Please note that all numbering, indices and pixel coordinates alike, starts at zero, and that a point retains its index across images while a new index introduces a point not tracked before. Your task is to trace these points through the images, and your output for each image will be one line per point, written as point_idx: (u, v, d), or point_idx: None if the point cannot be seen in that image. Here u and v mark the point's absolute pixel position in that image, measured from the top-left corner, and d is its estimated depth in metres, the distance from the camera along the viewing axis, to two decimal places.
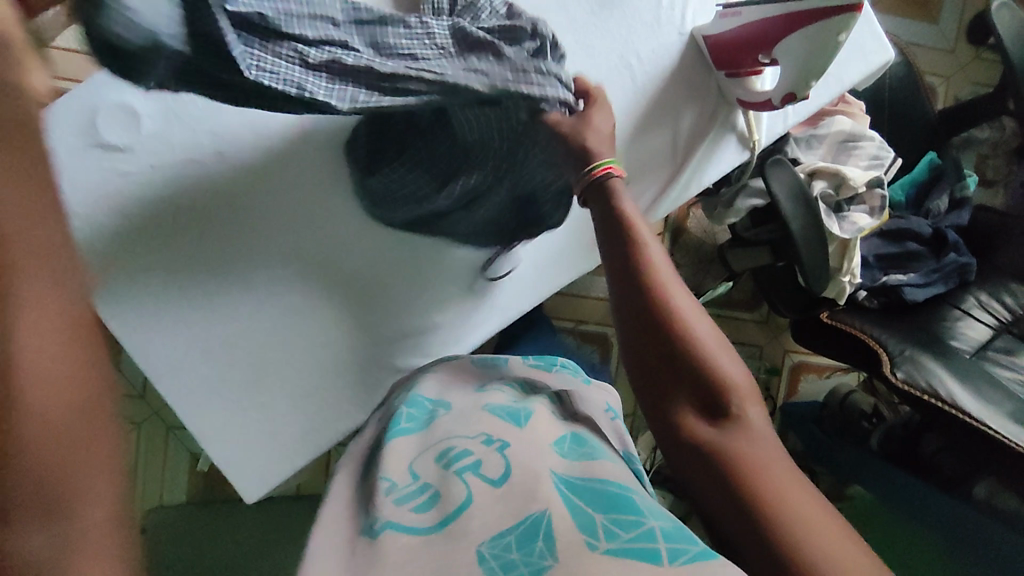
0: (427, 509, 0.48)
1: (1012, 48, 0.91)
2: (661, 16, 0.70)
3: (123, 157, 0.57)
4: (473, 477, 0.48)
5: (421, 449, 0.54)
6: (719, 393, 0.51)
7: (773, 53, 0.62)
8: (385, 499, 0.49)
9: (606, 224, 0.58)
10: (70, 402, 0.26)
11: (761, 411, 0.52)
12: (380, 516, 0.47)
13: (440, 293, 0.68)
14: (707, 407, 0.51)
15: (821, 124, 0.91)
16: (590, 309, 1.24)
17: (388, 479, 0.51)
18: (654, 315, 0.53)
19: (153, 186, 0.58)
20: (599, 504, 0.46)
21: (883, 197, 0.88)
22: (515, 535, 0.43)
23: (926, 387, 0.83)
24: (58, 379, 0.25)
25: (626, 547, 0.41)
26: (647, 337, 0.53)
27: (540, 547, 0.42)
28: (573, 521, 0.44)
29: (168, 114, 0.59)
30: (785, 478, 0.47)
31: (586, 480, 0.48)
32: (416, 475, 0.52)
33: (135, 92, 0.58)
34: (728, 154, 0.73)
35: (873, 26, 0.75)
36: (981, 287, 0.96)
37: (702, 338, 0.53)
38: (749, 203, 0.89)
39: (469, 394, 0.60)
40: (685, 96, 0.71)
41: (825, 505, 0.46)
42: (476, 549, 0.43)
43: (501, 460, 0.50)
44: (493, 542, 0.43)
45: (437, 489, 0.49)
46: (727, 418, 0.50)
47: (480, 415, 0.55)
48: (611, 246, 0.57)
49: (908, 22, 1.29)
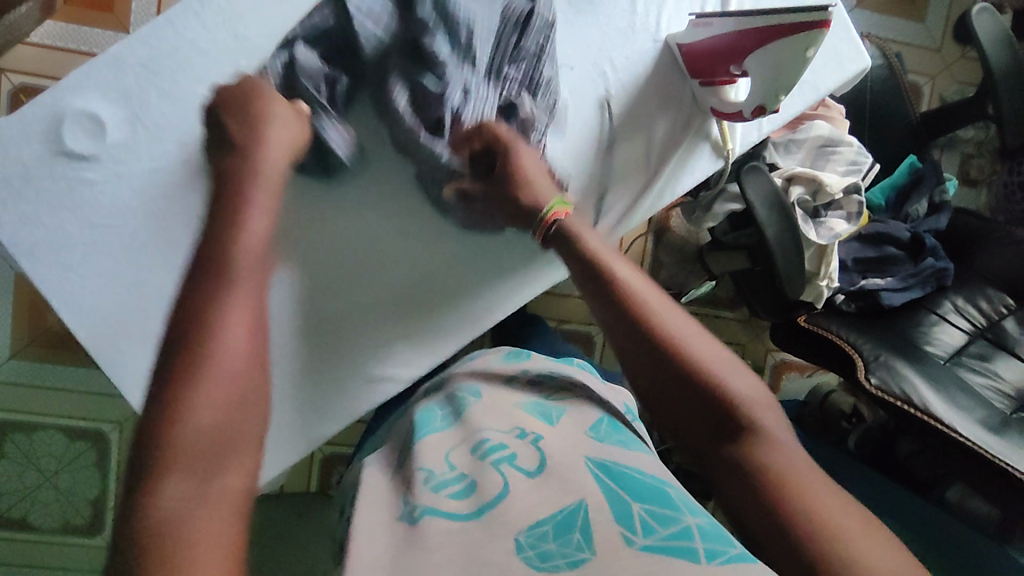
0: (466, 495, 0.48)
1: (991, 53, 0.91)
2: (635, 23, 0.71)
3: (88, 166, 0.63)
4: (509, 468, 0.49)
5: (457, 440, 0.54)
6: (729, 408, 0.49)
7: (745, 64, 0.63)
8: (423, 488, 0.49)
9: (583, 266, 0.58)
10: (223, 414, 0.41)
11: (777, 418, 0.50)
12: (418, 503, 0.47)
13: (412, 303, 0.70)
14: (721, 424, 0.49)
15: (800, 128, 0.91)
16: (573, 308, 1.24)
17: (427, 468, 0.51)
18: (645, 338, 0.52)
19: (113, 194, 0.64)
20: (635, 496, 0.46)
21: (860, 203, 0.88)
22: (553, 525, 0.44)
23: (900, 393, 0.83)
24: (228, 390, 0.42)
25: (664, 542, 0.42)
26: (643, 366, 0.52)
27: (576, 538, 0.43)
28: (610, 513, 0.45)
29: (132, 123, 0.64)
30: (814, 483, 0.46)
31: (626, 469, 0.50)
32: (453, 464, 0.52)
33: (98, 99, 0.63)
34: (701, 163, 0.74)
35: (849, 33, 0.74)
36: (957, 292, 0.96)
37: (699, 354, 0.51)
38: (727, 208, 0.92)
39: (498, 386, 0.61)
40: (658, 106, 0.72)
41: (857, 509, 0.45)
42: (514, 537, 0.43)
43: (536, 452, 0.51)
44: (532, 531, 0.44)
45: (474, 476, 0.49)
46: (744, 431, 0.49)
47: (512, 412, 0.57)
48: (589, 280, 0.57)
49: (895, 21, 1.29)
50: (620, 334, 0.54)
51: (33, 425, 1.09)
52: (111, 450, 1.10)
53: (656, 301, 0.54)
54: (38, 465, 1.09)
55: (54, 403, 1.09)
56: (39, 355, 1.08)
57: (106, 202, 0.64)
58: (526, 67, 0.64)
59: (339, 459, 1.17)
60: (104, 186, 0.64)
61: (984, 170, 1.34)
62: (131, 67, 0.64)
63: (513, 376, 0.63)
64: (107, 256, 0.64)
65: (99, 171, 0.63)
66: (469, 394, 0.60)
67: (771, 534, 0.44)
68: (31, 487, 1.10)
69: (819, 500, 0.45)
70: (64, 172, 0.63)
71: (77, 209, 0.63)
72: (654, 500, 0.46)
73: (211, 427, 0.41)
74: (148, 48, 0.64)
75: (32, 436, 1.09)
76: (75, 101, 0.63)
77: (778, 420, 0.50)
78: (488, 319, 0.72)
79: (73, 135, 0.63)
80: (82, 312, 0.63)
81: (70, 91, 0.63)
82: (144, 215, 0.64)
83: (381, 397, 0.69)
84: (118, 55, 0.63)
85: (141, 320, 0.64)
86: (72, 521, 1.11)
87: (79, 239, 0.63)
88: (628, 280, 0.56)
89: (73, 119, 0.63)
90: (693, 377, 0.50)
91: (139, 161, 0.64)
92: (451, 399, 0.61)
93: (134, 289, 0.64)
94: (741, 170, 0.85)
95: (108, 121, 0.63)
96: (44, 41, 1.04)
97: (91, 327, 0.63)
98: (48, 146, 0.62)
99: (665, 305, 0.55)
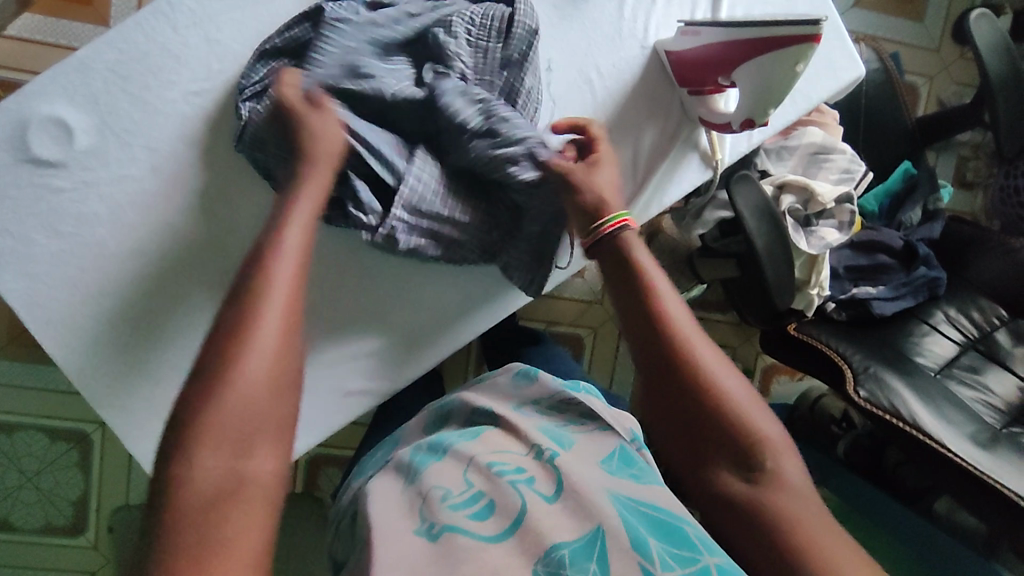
0: (488, 516, 0.46)
1: (988, 60, 0.89)
2: (622, 29, 0.69)
3: (56, 173, 0.61)
4: (529, 490, 0.48)
5: (473, 456, 0.52)
6: (751, 448, 0.48)
7: (733, 74, 0.61)
8: (440, 506, 0.47)
9: (617, 284, 0.56)
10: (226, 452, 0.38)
11: (796, 462, 0.48)
12: (437, 520, 0.46)
13: (393, 316, 0.68)
14: (741, 463, 0.48)
15: (793, 135, 0.90)
16: (563, 310, 1.22)
17: (442, 486, 0.49)
18: (675, 366, 0.51)
19: (82, 202, 0.62)
20: (652, 529, 0.45)
21: (852, 212, 0.87)
22: (571, 550, 0.43)
23: (889, 407, 0.82)
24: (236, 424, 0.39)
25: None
26: (671, 395, 0.50)
27: (593, 569, 0.42)
28: (627, 538, 0.44)
29: (101, 128, 0.62)
30: (823, 523, 0.45)
31: (636, 504, 0.47)
32: (471, 482, 0.50)
33: (66, 104, 0.61)
34: (690, 173, 0.72)
35: (843, 40, 0.72)
36: (949, 301, 0.95)
37: (727, 390, 0.50)
38: (717, 215, 0.90)
39: (508, 408, 0.60)
40: (645, 114, 0.70)
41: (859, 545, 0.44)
42: (532, 568, 0.43)
43: (553, 474, 0.49)
44: (549, 558, 0.43)
45: (493, 495, 0.48)
46: (763, 474, 0.47)
47: (525, 430, 0.55)
48: (620, 300, 0.55)
49: (892, 20, 1.26)
50: (652, 355, 0.52)
51: (14, 425, 1.07)
52: (94, 451, 1.09)
53: (691, 328, 0.52)
54: (20, 466, 1.08)
55: (34, 404, 1.07)
56: (18, 355, 1.07)
57: (74, 210, 0.62)
58: (506, 75, 0.63)
59: (325, 461, 1.15)
60: (73, 194, 0.62)
61: (980, 173, 1.32)
62: (99, 72, 0.61)
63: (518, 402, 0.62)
64: (77, 266, 0.62)
65: (67, 178, 0.61)
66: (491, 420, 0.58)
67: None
68: (12, 488, 1.08)
69: (826, 548, 0.43)
70: (30, 180, 0.61)
71: (44, 217, 0.61)
72: (672, 537, 0.44)
73: (247, 413, 0.39)
74: (116, 52, 0.62)
75: (12, 437, 1.07)
76: (41, 107, 0.61)
77: (797, 464, 0.48)
78: (470, 331, 0.71)
79: (39, 141, 0.61)
80: (52, 323, 0.62)
81: (35, 96, 0.61)
82: (114, 224, 0.62)
83: (358, 410, 0.68)
84: (85, 59, 0.61)
85: (112, 332, 0.63)
86: (54, 521, 1.10)
87: (46, 248, 0.61)
88: (667, 300, 0.54)
89: (40, 125, 0.61)
90: (719, 414, 0.49)
91: (108, 168, 0.62)
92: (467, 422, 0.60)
93: (103, 299, 0.62)
94: (731, 178, 0.82)
95: (75, 128, 0.61)
96: (21, 35, 1.01)
97: (61, 337, 0.62)
98: (14, 153, 0.60)
99: (696, 331, 0.53)
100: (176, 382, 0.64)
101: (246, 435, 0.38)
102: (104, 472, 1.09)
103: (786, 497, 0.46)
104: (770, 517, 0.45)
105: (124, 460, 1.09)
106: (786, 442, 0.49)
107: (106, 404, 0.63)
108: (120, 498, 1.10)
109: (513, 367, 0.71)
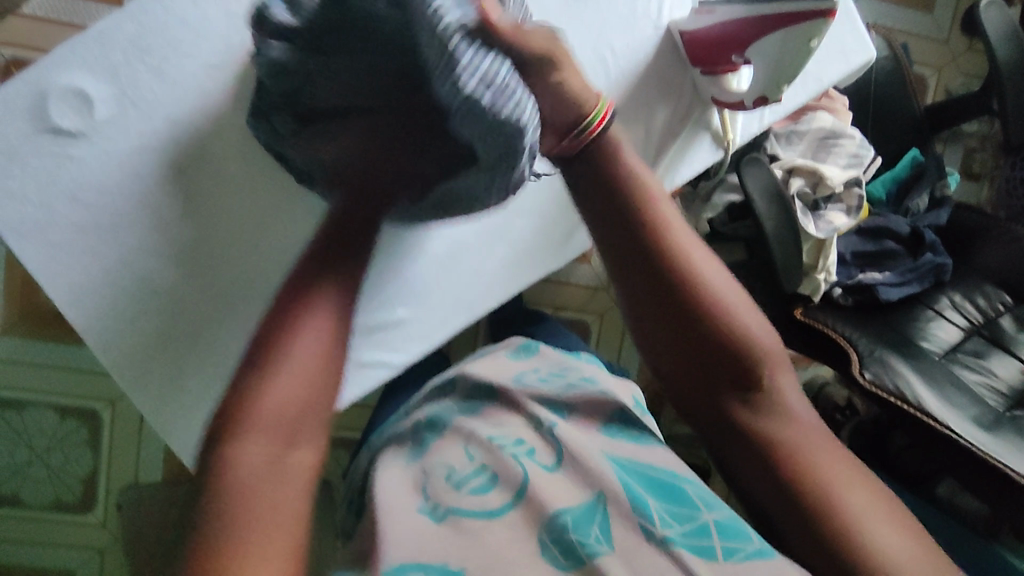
0: (491, 489, 0.47)
1: (1000, 48, 0.89)
2: (636, 8, 0.69)
3: (76, 142, 0.62)
4: (529, 461, 0.49)
5: (472, 431, 0.53)
6: (752, 370, 0.48)
7: (746, 54, 0.62)
8: (444, 484, 0.48)
9: (604, 194, 0.51)
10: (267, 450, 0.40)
11: (791, 378, 0.49)
12: (441, 503, 0.46)
13: (410, 286, 0.69)
14: (743, 387, 0.48)
15: (802, 120, 0.91)
16: (571, 294, 1.23)
17: (445, 464, 0.50)
18: (673, 282, 0.48)
19: (100, 171, 0.62)
20: (652, 491, 0.46)
21: (860, 197, 0.89)
22: (572, 516, 0.44)
23: (894, 389, 0.83)
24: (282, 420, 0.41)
25: (685, 538, 0.42)
26: (673, 328, 0.49)
27: (595, 531, 0.43)
28: (625, 500, 0.44)
29: (120, 100, 0.62)
30: (826, 451, 0.47)
31: (634, 464, 0.49)
32: (471, 455, 0.51)
33: (85, 74, 0.61)
34: (701, 153, 0.73)
35: (855, 24, 0.73)
36: (954, 288, 0.96)
37: (729, 305, 0.48)
38: (726, 198, 0.95)
39: (509, 380, 0.60)
40: (657, 94, 0.70)
41: (865, 478, 0.46)
42: (538, 538, 0.43)
43: (553, 443, 0.50)
44: (552, 525, 0.43)
45: (496, 467, 0.49)
46: (763, 398, 0.48)
47: (524, 405, 0.55)
48: (608, 209, 0.51)
49: (903, 11, 1.27)
50: (650, 286, 0.49)
51: (22, 402, 1.07)
52: (104, 429, 1.09)
53: (688, 243, 0.50)
54: (29, 442, 1.08)
55: (43, 382, 1.07)
56: (27, 333, 1.06)
57: (91, 180, 0.62)
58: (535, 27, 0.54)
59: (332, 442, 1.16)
60: (92, 163, 0.62)
61: (986, 164, 1.33)
62: (119, 43, 0.62)
63: (520, 374, 0.62)
64: (94, 236, 0.63)
65: (86, 149, 0.62)
66: (488, 395, 0.59)
67: (795, 520, 0.45)
68: (21, 464, 1.09)
69: (833, 476, 0.45)
70: (50, 147, 0.61)
71: (65, 188, 0.62)
72: (670, 498, 0.46)
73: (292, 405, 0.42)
74: (134, 24, 0.62)
75: (22, 413, 1.07)
76: (60, 77, 0.61)
77: (791, 379, 0.49)
78: (482, 307, 0.73)
79: (59, 111, 0.61)
80: (69, 292, 0.62)
81: (54, 65, 0.61)
82: (134, 196, 0.63)
83: (373, 380, 0.70)
84: (103, 31, 0.61)
85: (134, 303, 0.64)
86: (64, 498, 1.11)
87: (65, 217, 0.62)
88: (661, 216, 0.50)
89: (59, 95, 0.61)
90: (720, 334, 0.48)
91: (128, 141, 0.63)
92: (467, 397, 0.60)
93: (122, 270, 0.63)
94: (742, 160, 0.84)
95: (96, 99, 0.62)
96: (35, 11, 1.01)
97: (82, 307, 0.63)
98: (34, 123, 0.61)
99: (691, 242, 0.50)
100: (196, 347, 0.67)
101: (282, 427, 0.41)
102: (114, 449, 1.10)
103: (791, 426, 0.47)
104: (778, 451, 0.47)
105: (134, 441, 1.11)
106: (785, 356, 0.50)
107: (128, 370, 0.65)
108: (132, 474, 1.11)
109: (513, 340, 0.72)
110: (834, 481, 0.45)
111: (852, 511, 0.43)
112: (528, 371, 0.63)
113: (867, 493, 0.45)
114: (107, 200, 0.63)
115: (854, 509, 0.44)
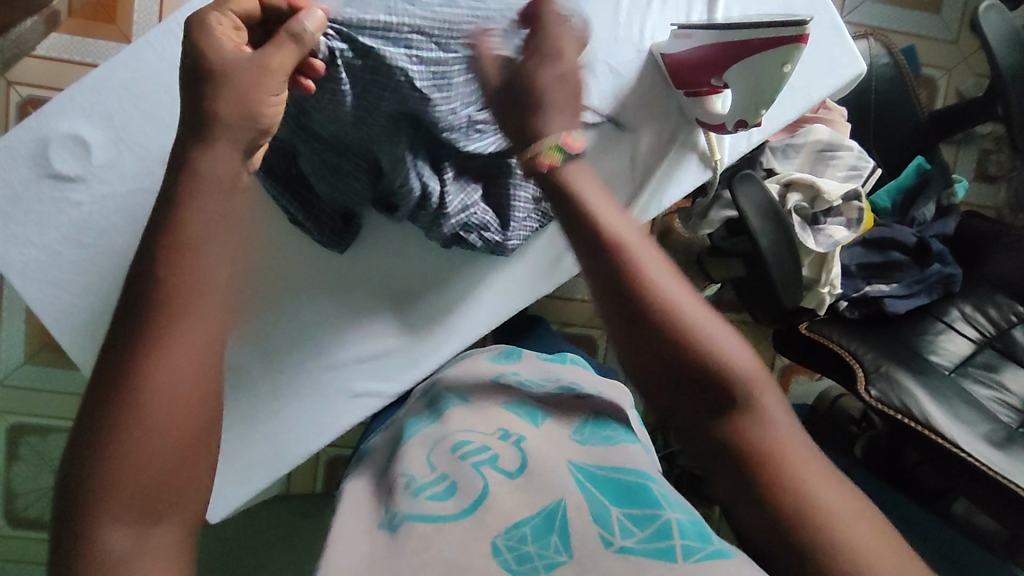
0: (448, 496, 0.46)
1: (1000, 53, 0.87)
2: (618, 33, 0.69)
3: (74, 187, 0.64)
4: (490, 469, 0.48)
5: (440, 440, 0.53)
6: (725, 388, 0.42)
7: (724, 77, 0.62)
8: (404, 493, 0.48)
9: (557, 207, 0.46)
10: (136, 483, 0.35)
11: (776, 398, 0.43)
12: (399, 511, 0.46)
13: (398, 307, 0.71)
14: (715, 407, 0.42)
15: (799, 133, 0.90)
16: (575, 310, 1.22)
17: (408, 474, 0.50)
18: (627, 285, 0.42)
19: (93, 213, 0.65)
20: (614, 495, 0.44)
21: (860, 209, 0.86)
22: (532, 527, 0.42)
23: (901, 407, 0.81)
24: None
25: (643, 544, 0.40)
26: (637, 339, 0.43)
27: (554, 541, 0.41)
28: (588, 511, 0.42)
29: (118, 145, 0.65)
30: (821, 471, 0.41)
31: (602, 468, 0.47)
32: (433, 465, 0.50)
33: (84, 122, 0.64)
34: (689, 174, 0.72)
35: (843, 38, 0.72)
36: (965, 299, 0.94)
37: (690, 309, 0.42)
38: (723, 215, 0.93)
39: (485, 386, 0.60)
40: (641, 118, 0.70)
41: (865, 504, 0.40)
42: (492, 541, 0.42)
43: (517, 454, 0.49)
44: (511, 532, 0.42)
45: (455, 477, 0.48)
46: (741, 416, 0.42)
47: (499, 413, 0.55)
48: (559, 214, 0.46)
49: (908, 13, 1.24)
50: (600, 287, 0.43)
51: (47, 427, 1.11)
52: None
53: (640, 245, 0.43)
54: (53, 467, 1.12)
55: (65, 409, 1.11)
56: (50, 360, 1.10)
57: (85, 222, 0.65)
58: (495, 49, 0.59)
59: (342, 461, 1.17)
60: (90, 207, 0.65)
61: (1002, 166, 1.29)
62: (114, 90, 0.64)
63: (499, 375, 0.62)
64: (91, 277, 0.65)
65: (85, 193, 0.64)
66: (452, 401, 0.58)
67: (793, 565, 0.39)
68: (45, 488, 1.12)
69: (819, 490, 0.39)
70: (51, 193, 0.64)
71: (66, 231, 0.64)
72: (632, 499, 0.43)
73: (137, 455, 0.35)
74: (130, 71, 0.64)
75: (44, 439, 1.11)
76: (60, 124, 0.64)
77: (777, 400, 0.43)
78: (474, 330, 0.73)
79: (59, 158, 0.64)
80: (73, 330, 0.65)
81: (57, 115, 0.64)
82: (127, 236, 0.65)
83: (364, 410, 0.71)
84: (99, 79, 0.64)
85: None
86: None
87: (68, 258, 0.65)
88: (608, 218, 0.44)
89: (59, 142, 0.64)
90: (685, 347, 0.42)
91: (123, 182, 0.65)
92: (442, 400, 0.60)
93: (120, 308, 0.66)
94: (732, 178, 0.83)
95: (93, 144, 0.64)
96: (51, 53, 1.06)
97: (88, 344, 0.66)
98: (35, 168, 0.64)
99: (647, 245, 0.44)
100: None
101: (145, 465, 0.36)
102: None
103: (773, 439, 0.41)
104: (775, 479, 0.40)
105: None
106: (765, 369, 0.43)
107: None
108: None
109: (498, 347, 0.73)
110: (836, 512, 0.39)
111: (838, 539, 0.38)
112: (505, 374, 0.62)
113: (858, 511, 0.39)
114: (105, 239, 0.65)
115: (850, 534, 0.38)
